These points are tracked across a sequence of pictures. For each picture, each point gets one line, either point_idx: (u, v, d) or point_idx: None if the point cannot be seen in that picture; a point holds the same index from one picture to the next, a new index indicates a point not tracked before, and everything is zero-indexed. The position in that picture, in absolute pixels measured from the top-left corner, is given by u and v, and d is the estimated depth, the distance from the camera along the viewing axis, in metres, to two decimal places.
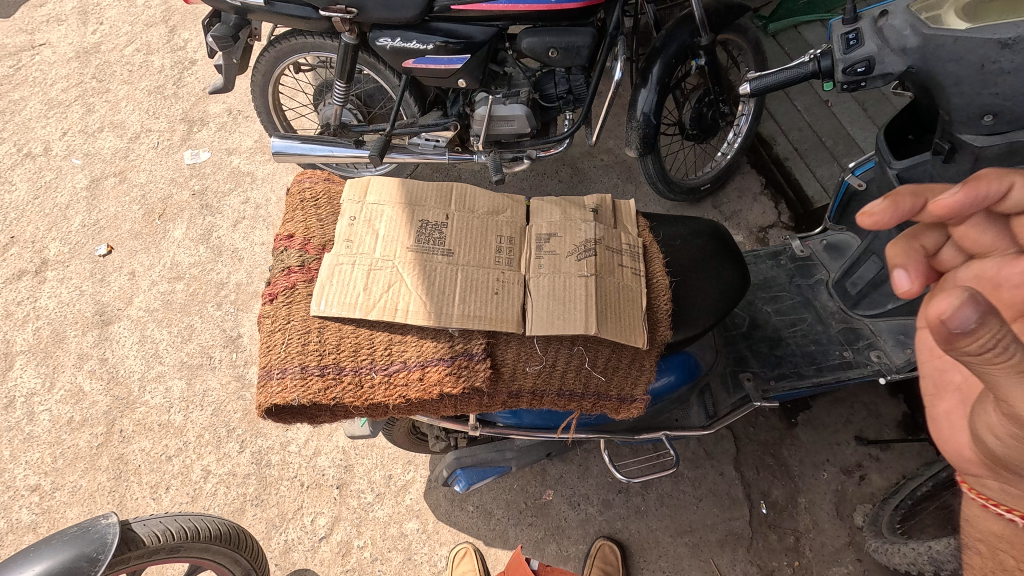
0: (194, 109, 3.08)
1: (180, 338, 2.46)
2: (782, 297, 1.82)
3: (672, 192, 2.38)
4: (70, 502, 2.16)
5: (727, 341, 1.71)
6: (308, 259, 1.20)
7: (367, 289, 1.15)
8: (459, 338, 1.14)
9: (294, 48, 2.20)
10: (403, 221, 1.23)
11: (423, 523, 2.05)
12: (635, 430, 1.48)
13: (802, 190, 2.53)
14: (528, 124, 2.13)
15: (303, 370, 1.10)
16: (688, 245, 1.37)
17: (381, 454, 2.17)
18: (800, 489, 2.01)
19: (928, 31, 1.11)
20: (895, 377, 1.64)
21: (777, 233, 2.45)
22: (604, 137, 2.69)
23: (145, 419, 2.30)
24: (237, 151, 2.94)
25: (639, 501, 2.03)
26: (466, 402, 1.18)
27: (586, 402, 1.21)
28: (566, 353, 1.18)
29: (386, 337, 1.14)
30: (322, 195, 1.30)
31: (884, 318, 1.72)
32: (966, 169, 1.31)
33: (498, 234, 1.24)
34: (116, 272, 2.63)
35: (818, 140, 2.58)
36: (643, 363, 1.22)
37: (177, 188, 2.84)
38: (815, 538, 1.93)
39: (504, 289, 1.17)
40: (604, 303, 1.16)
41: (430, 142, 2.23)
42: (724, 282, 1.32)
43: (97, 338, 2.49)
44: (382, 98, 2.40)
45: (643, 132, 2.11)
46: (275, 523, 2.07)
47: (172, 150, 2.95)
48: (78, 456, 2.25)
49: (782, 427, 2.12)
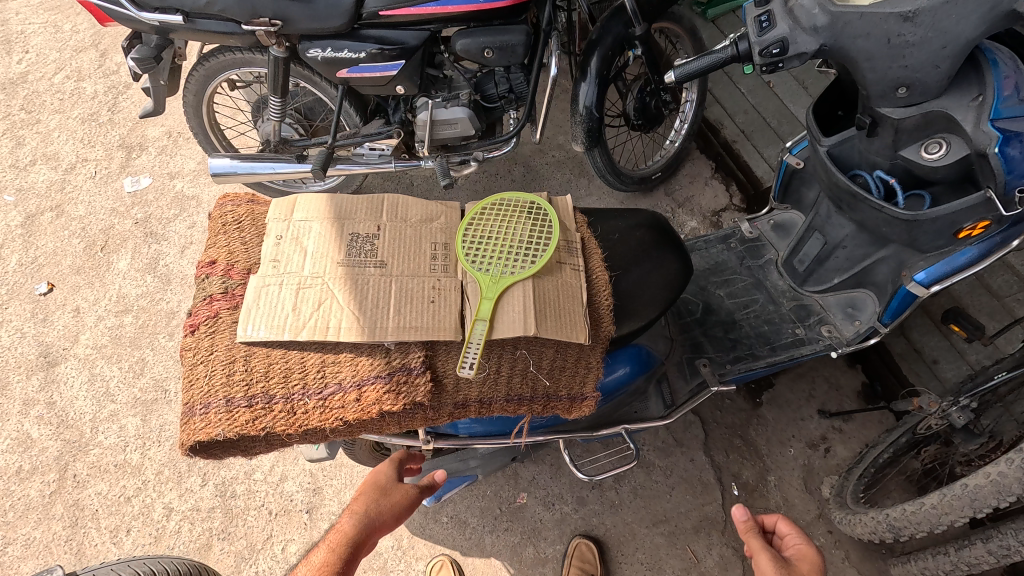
0: (131, 134, 2.96)
1: (132, 373, 2.36)
2: (734, 281, 1.83)
3: (623, 183, 2.37)
4: (25, 556, 2.05)
5: (682, 328, 1.71)
6: (231, 285, 1.16)
7: (295, 310, 1.11)
8: (396, 352, 1.12)
9: (223, 65, 2.13)
10: (332, 235, 1.19)
11: (397, 540, 2.01)
12: (595, 427, 1.47)
13: (751, 171, 2.56)
14: (472, 126, 2.10)
15: (228, 403, 1.06)
16: (626, 237, 1.37)
17: (350, 472, 2.11)
18: (769, 468, 2.03)
19: (836, 10, 1.13)
20: (847, 349, 1.67)
21: (729, 216, 2.48)
22: (552, 133, 2.69)
23: (100, 461, 2.20)
24: (180, 174, 2.83)
25: (613, 495, 2.02)
26: (410, 418, 1.15)
27: (536, 405, 1.20)
28: (509, 358, 1.17)
29: (319, 359, 1.11)
30: (246, 218, 1.26)
31: (832, 292, 1.74)
32: (890, 142, 1.34)
33: (432, 241, 1.21)
34: (59, 310, 2.52)
35: (762, 121, 2.60)
36: (590, 361, 1.20)
37: (119, 218, 2.72)
38: (786, 515, 1.96)
39: (440, 297, 1.15)
40: (542, 303, 1.14)
41: (374, 151, 2.20)
42: (666, 274, 1.32)
43: (43, 381, 2.36)
44: (323, 110, 2.34)
45: (587, 126, 2.10)
46: (244, 555, 2.00)
47: (110, 179, 2.83)
48: (30, 506, 2.14)
49: (748, 408, 2.13)
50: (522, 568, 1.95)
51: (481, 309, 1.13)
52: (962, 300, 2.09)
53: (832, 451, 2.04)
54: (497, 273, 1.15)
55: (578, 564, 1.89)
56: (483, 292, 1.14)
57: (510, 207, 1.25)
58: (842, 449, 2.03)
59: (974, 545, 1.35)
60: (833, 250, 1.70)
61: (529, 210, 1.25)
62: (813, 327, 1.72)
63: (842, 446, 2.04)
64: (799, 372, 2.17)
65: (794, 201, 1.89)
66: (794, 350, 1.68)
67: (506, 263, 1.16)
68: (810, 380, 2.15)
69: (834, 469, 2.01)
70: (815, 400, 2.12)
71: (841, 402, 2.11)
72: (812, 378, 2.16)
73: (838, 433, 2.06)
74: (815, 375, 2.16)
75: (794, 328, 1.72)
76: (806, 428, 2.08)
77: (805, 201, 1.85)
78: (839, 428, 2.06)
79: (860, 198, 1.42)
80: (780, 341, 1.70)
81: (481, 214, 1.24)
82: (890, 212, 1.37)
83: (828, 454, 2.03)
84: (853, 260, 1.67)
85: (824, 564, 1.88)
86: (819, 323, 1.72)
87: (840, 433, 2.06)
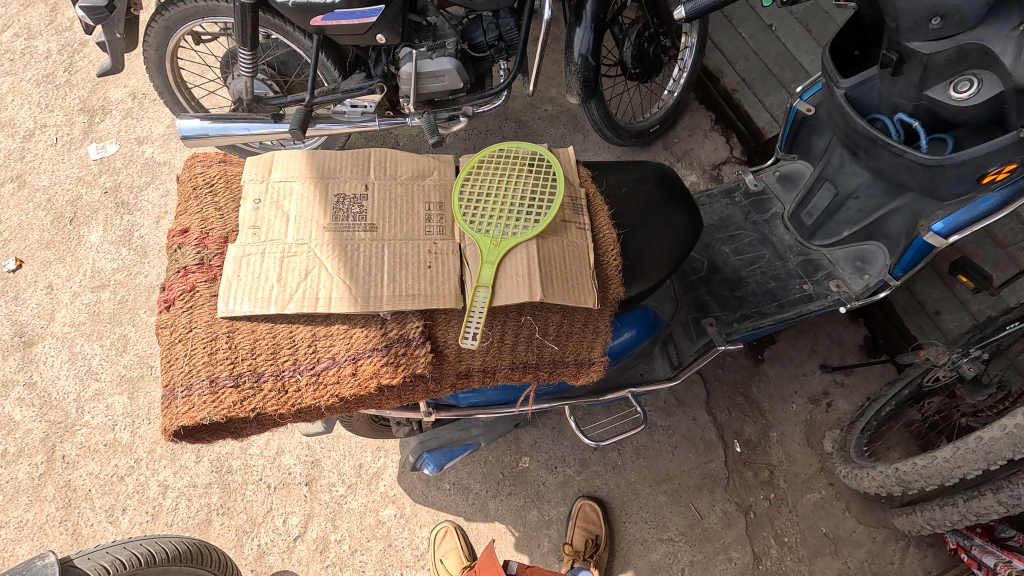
0: (93, 97, 2.70)
1: (115, 350, 2.23)
2: (739, 236, 1.75)
3: (620, 137, 2.26)
4: (19, 538, 1.98)
5: (686, 288, 1.63)
6: (207, 256, 1.07)
7: (281, 280, 1.02)
8: (392, 323, 1.04)
9: (184, 15, 1.95)
10: (316, 197, 1.09)
11: (400, 508, 1.99)
12: (600, 391, 1.42)
13: (752, 122, 2.45)
14: (460, 79, 1.94)
15: (213, 383, 0.99)
16: (633, 192, 1.28)
17: (348, 444, 2.06)
18: (771, 425, 2.02)
19: None
20: (855, 304, 1.63)
21: (730, 169, 2.40)
22: (545, 85, 2.54)
23: (89, 441, 2.09)
24: (149, 139, 2.61)
25: (616, 457, 2.01)
26: (410, 390, 1.10)
27: (542, 372, 1.15)
28: (513, 325, 1.10)
29: (309, 333, 1.03)
30: (219, 180, 1.15)
31: (841, 246, 1.69)
32: (914, 82, 1.33)
33: (426, 201, 1.11)
34: (31, 287, 2.34)
35: (764, 68, 2.45)
36: (598, 324, 1.13)
37: (86, 188, 2.51)
38: (788, 469, 1.96)
39: (438, 262, 1.06)
40: (548, 264, 1.06)
41: (356, 108, 2.02)
42: (675, 231, 1.25)
43: (21, 361, 2.21)
44: (297, 65, 2.16)
45: (582, 76, 1.95)
46: (245, 529, 1.96)
47: (74, 146, 2.60)
48: (19, 489, 2.04)
49: (750, 365, 2.10)
50: (527, 531, 1.95)
51: (481, 273, 1.05)
52: (966, 251, 2.01)
53: (833, 405, 2.03)
54: (499, 235, 1.07)
55: (582, 525, 1.88)
56: (483, 255, 1.05)
57: (510, 159, 1.15)
58: (844, 404, 2.03)
59: (983, 496, 1.43)
60: (845, 201, 1.66)
61: (531, 163, 1.15)
62: (821, 282, 1.67)
63: (843, 400, 2.03)
64: (802, 328, 2.13)
65: (801, 151, 1.81)
66: (802, 307, 1.63)
67: (508, 222, 1.08)
68: (812, 336, 2.12)
69: (835, 423, 2.01)
70: (817, 354, 2.10)
71: (843, 356, 2.09)
72: (814, 334, 2.13)
73: (840, 388, 2.05)
74: (817, 330, 2.13)
75: (801, 284, 1.67)
76: (808, 383, 2.06)
77: (813, 150, 1.77)
78: (841, 383, 2.05)
79: (881, 143, 1.38)
80: (787, 297, 1.65)
81: (479, 167, 1.15)
82: (913, 157, 1.34)
83: (830, 409, 2.03)
84: (865, 211, 1.64)
85: (825, 516, 1.90)
86: (827, 279, 1.67)
87: (841, 387, 2.05)
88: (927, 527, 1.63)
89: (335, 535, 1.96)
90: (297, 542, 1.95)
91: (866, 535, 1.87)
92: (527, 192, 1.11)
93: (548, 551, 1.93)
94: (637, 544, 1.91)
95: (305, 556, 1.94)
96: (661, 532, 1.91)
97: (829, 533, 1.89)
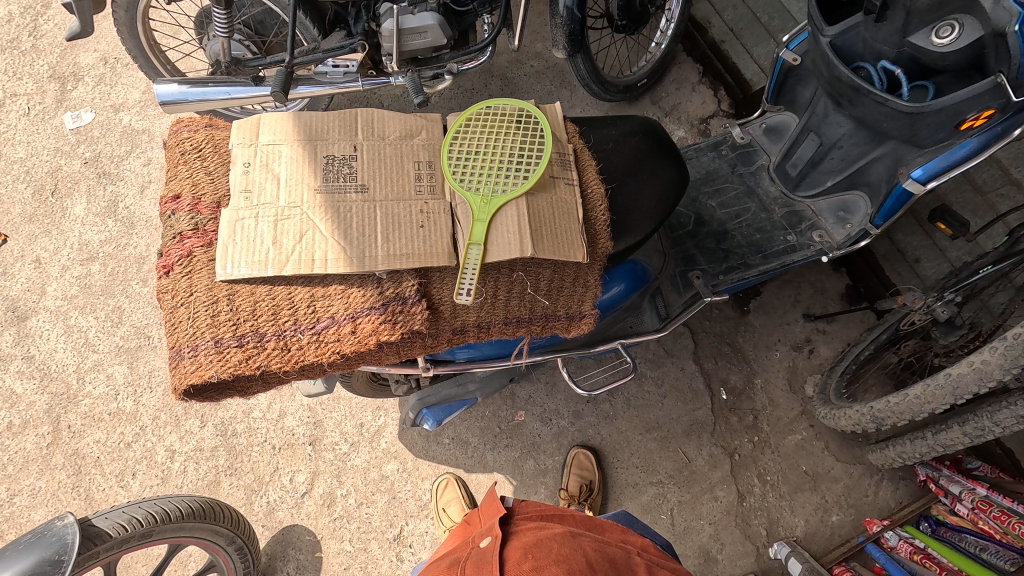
0: (63, 62, 2.60)
1: (110, 322, 2.24)
2: (725, 190, 1.78)
3: (607, 92, 2.23)
4: (33, 505, 2.04)
5: (674, 242, 1.67)
6: (201, 221, 1.08)
7: (276, 243, 1.04)
8: (389, 282, 1.07)
9: None
10: (305, 159, 1.10)
11: (402, 463, 2.08)
12: (592, 344, 1.46)
13: (739, 74, 2.42)
14: (443, 34, 1.89)
15: (217, 343, 1.02)
16: (620, 146, 1.30)
17: (349, 405, 2.12)
18: (755, 371, 2.11)
19: None
20: (836, 253, 1.69)
21: (718, 123, 2.39)
22: (530, 40, 2.50)
23: (92, 411, 2.13)
24: (125, 106, 2.53)
25: (607, 407, 2.09)
26: (408, 346, 1.14)
27: (534, 326, 1.19)
28: (506, 281, 1.13)
29: (308, 294, 1.06)
30: (206, 144, 1.15)
31: (824, 196, 1.74)
32: (898, 28, 1.35)
33: (415, 160, 1.12)
34: (18, 262, 2.31)
35: (752, 17, 2.40)
36: (588, 279, 1.17)
37: (65, 159, 2.46)
38: (771, 413, 2.06)
39: (430, 221, 1.08)
40: (537, 221, 1.08)
41: (339, 68, 1.97)
42: (662, 183, 1.28)
43: (16, 336, 2.22)
44: (275, 23, 2.09)
45: (568, 30, 1.90)
46: (253, 488, 2.04)
47: (47, 116, 2.52)
48: (28, 459, 2.09)
49: (736, 316, 2.17)
50: (524, 480, 2.05)
51: (473, 231, 1.07)
52: (946, 198, 2.05)
53: (815, 351, 2.11)
54: (488, 193, 1.09)
55: (577, 472, 1.98)
56: (474, 213, 1.07)
57: (497, 116, 1.16)
58: (825, 349, 2.11)
59: (950, 429, 1.54)
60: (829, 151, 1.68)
61: (517, 119, 1.16)
62: (805, 233, 1.72)
63: (825, 346, 2.11)
64: (787, 279, 2.19)
65: (787, 103, 1.82)
66: (785, 257, 1.68)
67: (497, 181, 1.10)
68: (796, 286, 2.19)
69: (817, 368, 2.09)
70: (800, 304, 2.17)
71: (825, 305, 2.16)
72: (797, 284, 2.19)
73: (821, 335, 2.13)
74: (801, 280, 2.20)
75: (785, 235, 1.72)
76: (791, 332, 2.14)
77: (799, 100, 1.79)
78: (822, 330, 2.13)
79: (864, 91, 1.39)
80: (772, 249, 1.69)
81: (466, 126, 1.15)
82: (894, 105, 1.35)
83: (812, 355, 2.11)
84: (848, 160, 1.67)
85: (805, 455, 2.01)
86: (810, 229, 1.72)
87: (822, 334, 2.13)
88: (899, 459, 1.75)
89: (341, 490, 2.04)
90: (304, 498, 2.03)
91: (843, 471, 1.99)
92: (514, 151, 1.12)
93: (545, 497, 2.03)
94: (628, 487, 2.01)
95: (312, 511, 2.03)
96: (652, 475, 2.02)
97: (808, 470, 2.00)
